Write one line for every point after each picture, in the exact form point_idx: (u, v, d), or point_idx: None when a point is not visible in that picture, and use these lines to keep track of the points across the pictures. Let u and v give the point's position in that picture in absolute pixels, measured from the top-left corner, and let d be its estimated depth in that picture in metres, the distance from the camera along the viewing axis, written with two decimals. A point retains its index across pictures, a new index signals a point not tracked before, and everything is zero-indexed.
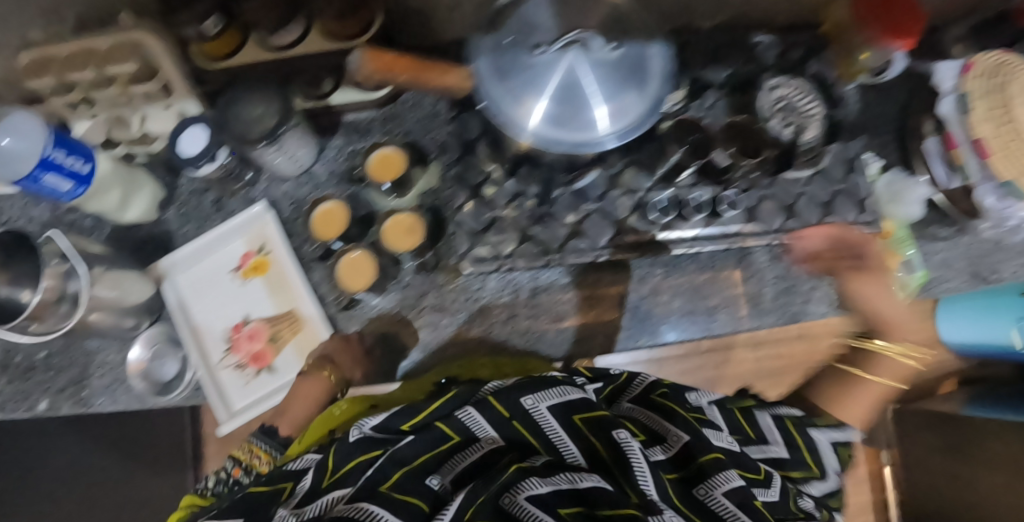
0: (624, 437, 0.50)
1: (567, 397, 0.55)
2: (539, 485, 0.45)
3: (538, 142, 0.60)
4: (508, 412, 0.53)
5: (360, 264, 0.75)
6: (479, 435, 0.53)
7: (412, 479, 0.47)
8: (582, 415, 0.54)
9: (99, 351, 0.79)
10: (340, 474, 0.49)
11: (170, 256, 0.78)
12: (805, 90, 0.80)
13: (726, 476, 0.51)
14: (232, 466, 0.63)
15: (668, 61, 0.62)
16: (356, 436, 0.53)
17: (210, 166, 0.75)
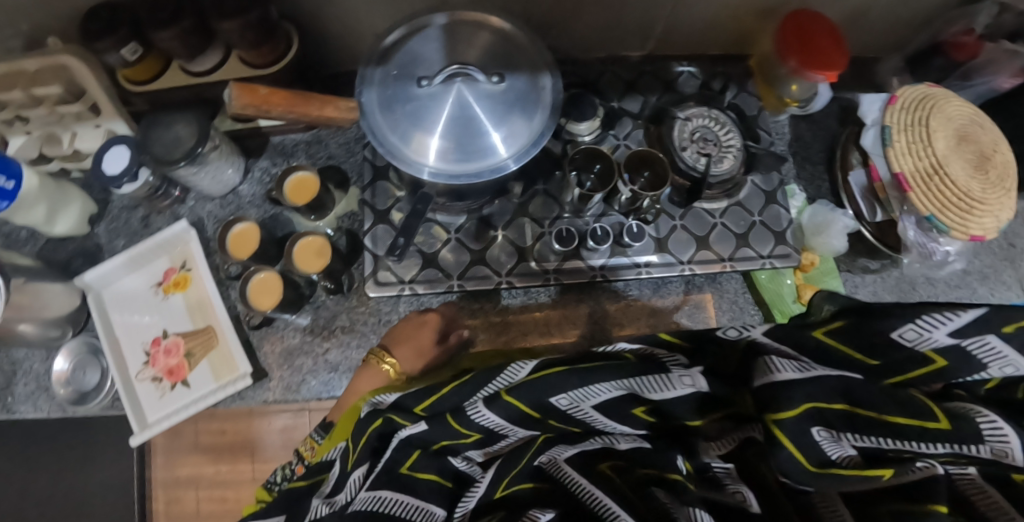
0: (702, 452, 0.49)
1: (614, 391, 0.49)
2: (567, 449, 0.52)
3: (428, 175, 0.61)
4: (537, 411, 0.50)
5: (268, 285, 0.75)
6: (495, 428, 0.52)
7: (432, 458, 0.53)
8: (641, 406, 0.50)
9: (26, 360, 0.81)
10: (362, 448, 0.55)
11: (92, 271, 0.80)
12: (723, 120, 0.80)
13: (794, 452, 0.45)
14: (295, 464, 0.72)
15: (556, 93, 0.63)
16: (371, 411, 0.57)
17: (132, 185, 0.77)
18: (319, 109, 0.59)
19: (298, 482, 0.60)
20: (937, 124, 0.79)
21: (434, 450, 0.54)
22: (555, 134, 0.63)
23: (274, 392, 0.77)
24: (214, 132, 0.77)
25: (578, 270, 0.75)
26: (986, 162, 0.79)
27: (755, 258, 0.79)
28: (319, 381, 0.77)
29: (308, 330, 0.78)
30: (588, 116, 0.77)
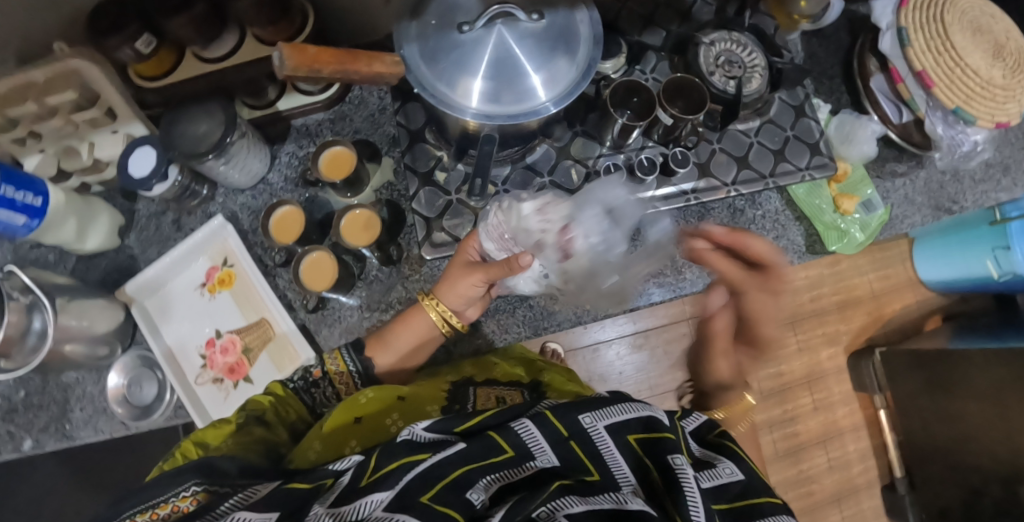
0: (682, 464, 0.49)
1: (624, 417, 0.54)
2: (574, 504, 0.45)
3: (477, 121, 0.61)
4: (566, 430, 0.52)
5: (321, 266, 0.74)
6: (533, 451, 0.51)
7: (453, 491, 0.46)
8: (638, 435, 0.53)
9: (77, 383, 0.79)
10: (381, 474, 0.47)
11: (133, 281, 0.77)
12: (744, 42, 0.80)
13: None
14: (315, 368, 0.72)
15: (595, 25, 0.62)
16: (403, 438, 0.50)
17: (162, 185, 0.75)
18: (363, 66, 0.57)
19: (298, 484, 0.47)
20: (952, 17, 0.80)
21: (454, 479, 0.47)
22: (600, 65, 0.61)
23: None
24: (239, 120, 0.76)
25: None
26: (1002, 49, 0.80)
27: (795, 172, 0.80)
28: None
29: (366, 307, 0.77)
30: (613, 55, 0.78)
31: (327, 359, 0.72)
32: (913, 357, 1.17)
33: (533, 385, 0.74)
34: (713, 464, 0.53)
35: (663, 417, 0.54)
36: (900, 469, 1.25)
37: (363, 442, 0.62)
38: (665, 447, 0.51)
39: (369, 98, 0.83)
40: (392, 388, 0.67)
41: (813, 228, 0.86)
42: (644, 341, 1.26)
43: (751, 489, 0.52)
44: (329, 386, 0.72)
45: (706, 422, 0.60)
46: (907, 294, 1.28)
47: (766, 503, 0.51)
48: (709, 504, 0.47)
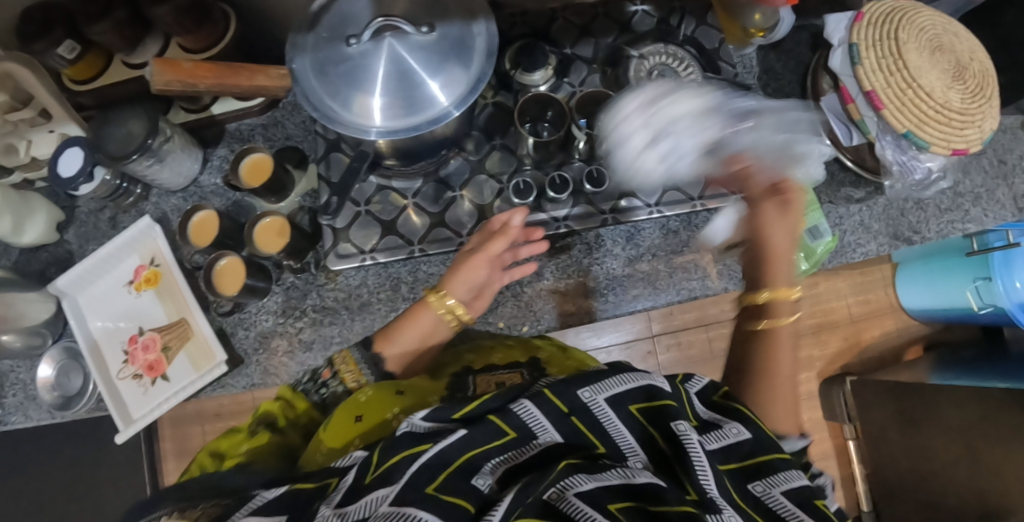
0: (687, 430, 0.47)
1: (624, 386, 0.52)
2: (586, 482, 0.43)
3: (375, 136, 0.60)
4: (566, 407, 0.51)
5: (233, 271, 0.75)
6: (536, 431, 0.50)
7: (459, 479, 0.44)
8: (639, 404, 0.51)
9: (12, 370, 0.82)
10: (385, 468, 0.45)
11: (64, 276, 0.80)
12: (681, 56, 0.78)
13: (787, 476, 0.48)
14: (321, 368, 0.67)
15: (490, 37, 0.62)
16: (403, 430, 0.49)
17: (90, 185, 0.77)
18: (244, 79, 0.62)
19: (303, 485, 0.47)
20: (908, 35, 0.75)
21: (459, 466, 0.46)
22: (491, 78, 0.61)
23: (251, 376, 0.77)
24: (165, 124, 0.77)
25: (541, 222, 0.75)
26: (964, 71, 0.74)
27: (727, 195, 0.77)
28: (296, 362, 0.77)
29: (281, 313, 0.78)
30: (541, 64, 0.74)
31: (337, 360, 0.68)
32: (885, 387, 1.10)
33: (533, 365, 0.70)
34: (719, 425, 0.50)
35: (664, 384, 0.52)
36: (867, 503, 1.21)
37: (366, 439, 0.58)
38: (668, 414, 0.50)
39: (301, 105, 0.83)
40: (390, 384, 0.64)
41: None
42: (606, 356, 1.23)
43: (760, 445, 0.49)
44: (339, 385, 0.66)
45: (709, 383, 0.55)
46: (888, 320, 1.20)
47: (776, 459, 0.49)
48: (715, 468, 0.46)
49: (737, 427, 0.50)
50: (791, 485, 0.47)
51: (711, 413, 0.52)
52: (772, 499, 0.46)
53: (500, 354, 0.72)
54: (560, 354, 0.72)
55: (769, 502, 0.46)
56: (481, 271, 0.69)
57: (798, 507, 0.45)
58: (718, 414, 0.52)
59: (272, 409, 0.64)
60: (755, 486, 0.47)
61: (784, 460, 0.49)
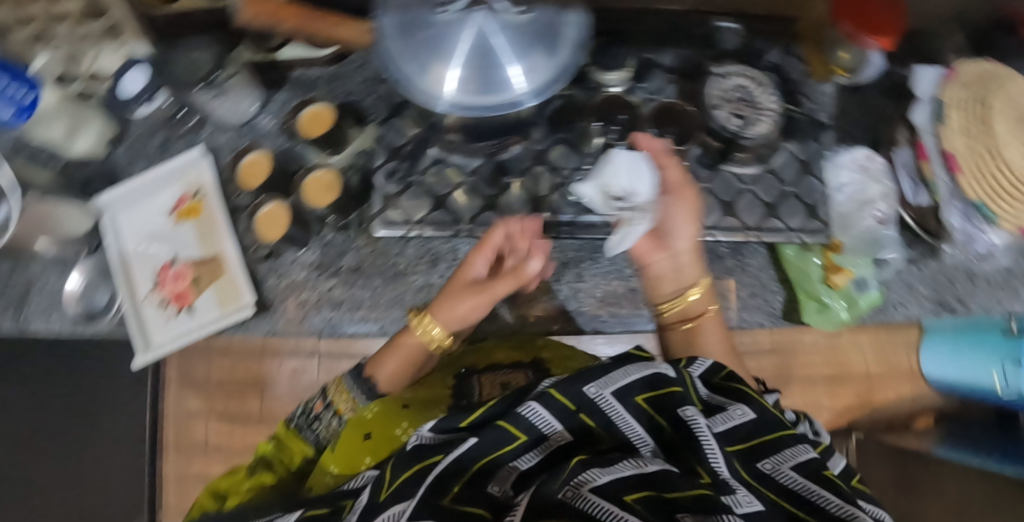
0: (694, 414, 0.50)
1: (630, 379, 0.53)
2: (600, 476, 0.43)
3: (444, 107, 0.60)
4: (573, 404, 0.52)
5: (273, 219, 0.75)
6: (548, 433, 0.51)
7: (473, 487, 0.46)
8: (645, 396, 0.53)
9: (41, 276, 0.82)
10: (396, 485, 0.47)
11: (110, 192, 0.81)
12: (764, 82, 0.76)
13: (794, 453, 0.51)
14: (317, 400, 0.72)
15: (581, 29, 0.61)
16: (412, 443, 0.51)
17: (150, 107, 0.76)
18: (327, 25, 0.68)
19: (315, 511, 0.49)
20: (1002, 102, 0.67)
21: (472, 473, 0.48)
22: (578, 71, 0.61)
23: (275, 324, 0.77)
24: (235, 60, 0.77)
25: (594, 225, 0.75)
26: None
27: (782, 231, 0.75)
28: (321, 317, 0.77)
29: (319, 268, 0.77)
30: (619, 66, 0.74)
31: (331, 392, 0.71)
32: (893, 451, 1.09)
33: (536, 365, 0.74)
34: (725, 408, 0.55)
35: (668, 371, 0.55)
36: None
37: (377, 455, 0.60)
38: (674, 401, 0.52)
39: (369, 63, 0.82)
40: (395, 399, 0.69)
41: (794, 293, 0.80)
42: None
43: (763, 425, 0.54)
44: (332, 417, 0.70)
45: (712, 365, 0.62)
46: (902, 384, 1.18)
47: (781, 437, 0.53)
48: (723, 449, 0.49)
49: (736, 409, 0.54)
50: (796, 460, 0.50)
51: (711, 395, 0.58)
52: (781, 473, 0.49)
53: (501, 354, 0.77)
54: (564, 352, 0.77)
55: (777, 475, 0.49)
56: (484, 307, 0.71)
57: (807, 477, 0.48)
58: (723, 397, 0.58)
59: (264, 453, 0.71)
60: (764, 463, 0.50)
61: (779, 437, 0.53)
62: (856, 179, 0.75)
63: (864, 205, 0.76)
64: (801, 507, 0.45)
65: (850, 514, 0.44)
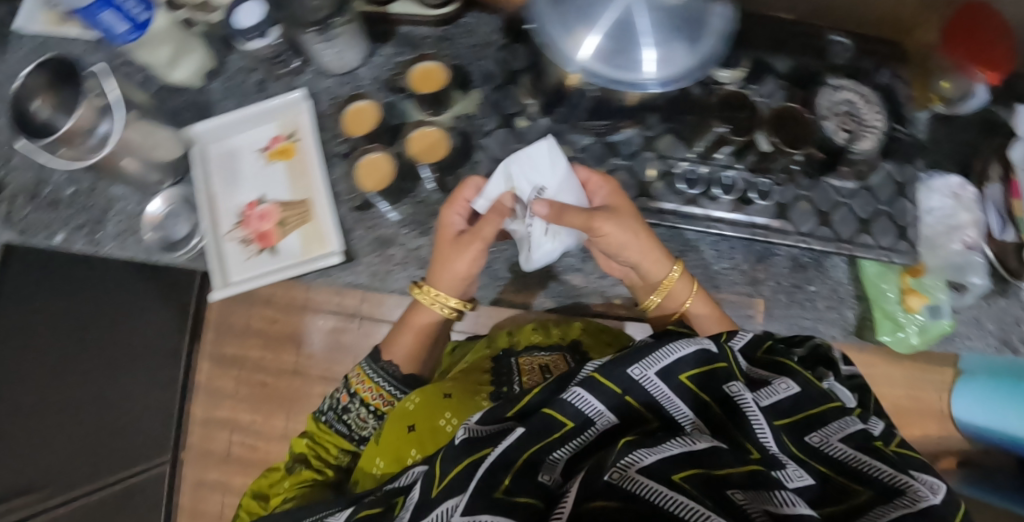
0: (740, 390, 0.48)
1: (672, 356, 0.51)
2: (647, 456, 0.42)
3: (578, 71, 0.61)
4: (619, 388, 0.50)
5: (375, 165, 0.76)
6: (594, 417, 0.49)
7: (525, 478, 0.44)
8: (689, 373, 0.50)
9: (121, 199, 0.82)
10: (449, 479, 0.45)
11: (204, 123, 0.80)
12: (872, 100, 0.77)
13: (845, 422, 0.48)
14: (342, 391, 0.74)
15: (727, 21, 0.62)
16: (460, 437, 0.49)
17: (259, 43, 0.75)
18: None
19: (370, 511, 0.49)
20: None
21: (523, 462, 0.45)
22: (719, 62, 0.62)
23: (357, 277, 0.76)
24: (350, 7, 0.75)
25: (693, 217, 0.72)
26: None
27: (873, 248, 0.75)
28: (406, 274, 0.75)
29: (405, 226, 0.76)
30: (733, 65, 0.76)
31: (354, 380, 0.75)
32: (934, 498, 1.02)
33: (573, 348, 0.81)
34: (768, 381, 0.52)
35: (710, 345, 0.52)
36: None
37: (424, 449, 0.64)
38: (718, 378, 0.50)
39: (479, 28, 0.81)
40: (435, 389, 0.71)
41: (872, 313, 0.80)
42: None
43: (808, 399, 0.50)
44: (361, 406, 0.73)
45: (751, 339, 0.57)
46: (931, 425, 1.16)
47: (830, 409, 0.49)
48: (771, 423, 0.47)
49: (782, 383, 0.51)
50: (846, 432, 0.47)
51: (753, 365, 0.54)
52: (831, 446, 0.46)
53: (540, 336, 0.84)
54: (601, 339, 0.85)
55: (828, 449, 0.46)
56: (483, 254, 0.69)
57: (858, 450, 0.45)
58: (766, 372, 0.54)
59: (304, 450, 0.74)
60: (812, 437, 0.47)
61: (825, 411, 0.49)
62: (947, 204, 0.77)
63: (951, 230, 0.78)
64: (851, 478, 0.43)
65: (903, 484, 0.41)
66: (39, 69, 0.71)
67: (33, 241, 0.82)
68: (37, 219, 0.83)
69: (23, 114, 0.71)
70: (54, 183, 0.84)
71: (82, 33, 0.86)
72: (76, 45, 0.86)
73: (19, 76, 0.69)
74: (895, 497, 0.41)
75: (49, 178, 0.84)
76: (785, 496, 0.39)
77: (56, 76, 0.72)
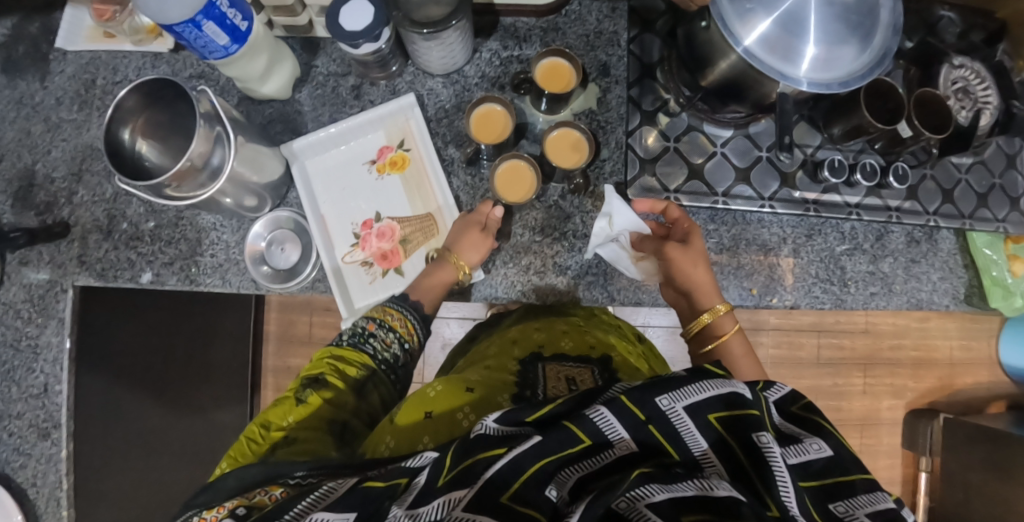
0: (770, 442, 0.42)
1: (704, 391, 0.45)
2: (657, 493, 0.39)
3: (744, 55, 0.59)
4: (642, 413, 0.44)
5: (518, 175, 0.71)
6: (613, 441, 0.44)
7: (533, 487, 0.41)
8: (719, 413, 0.44)
9: (214, 229, 0.74)
10: (460, 470, 0.43)
11: (302, 138, 0.73)
12: (984, 75, 0.78)
13: (875, 497, 0.41)
14: (367, 321, 0.64)
15: (896, 14, 0.61)
16: (477, 431, 0.45)
17: (370, 46, 0.68)
18: None
19: (375, 481, 0.44)
20: None
21: (533, 472, 0.42)
22: (892, 56, 0.61)
23: (494, 290, 0.73)
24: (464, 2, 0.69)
25: (835, 205, 0.74)
26: None
27: (991, 221, 0.77)
28: (546, 283, 0.72)
29: (536, 230, 0.73)
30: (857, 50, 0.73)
31: (382, 311, 0.65)
32: (974, 431, 1.13)
33: (604, 364, 0.69)
34: (798, 438, 0.45)
35: (745, 389, 0.45)
36: None
37: (436, 438, 0.55)
38: (750, 424, 0.43)
39: (588, 16, 0.76)
40: (460, 381, 0.62)
41: (979, 280, 0.80)
42: None
43: (838, 464, 0.43)
44: (388, 332, 0.64)
45: (789, 392, 0.48)
46: (981, 371, 1.24)
47: (860, 480, 0.42)
48: (796, 482, 0.41)
49: (814, 444, 0.44)
50: (876, 509, 0.40)
51: (785, 417, 0.47)
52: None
53: (570, 341, 0.73)
54: (631, 361, 0.72)
55: None
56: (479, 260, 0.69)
57: None
58: (796, 427, 0.46)
59: (320, 370, 0.61)
60: (836, 506, 0.41)
61: (860, 482, 0.42)
62: None
63: None
64: None
65: None
66: (133, 92, 0.60)
67: (115, 283, 0.73)
68: (115, 258, 0.74)
69: (119, 149, 0.62)
70: (129, 217, 0.74)
71: (137, 47, 0.76)
72: (129, 60, 0.76)
73: (113, 102, 0.60)
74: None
75: (122, 212, 0.74)
76: None
77: (148, 97, 0.62)
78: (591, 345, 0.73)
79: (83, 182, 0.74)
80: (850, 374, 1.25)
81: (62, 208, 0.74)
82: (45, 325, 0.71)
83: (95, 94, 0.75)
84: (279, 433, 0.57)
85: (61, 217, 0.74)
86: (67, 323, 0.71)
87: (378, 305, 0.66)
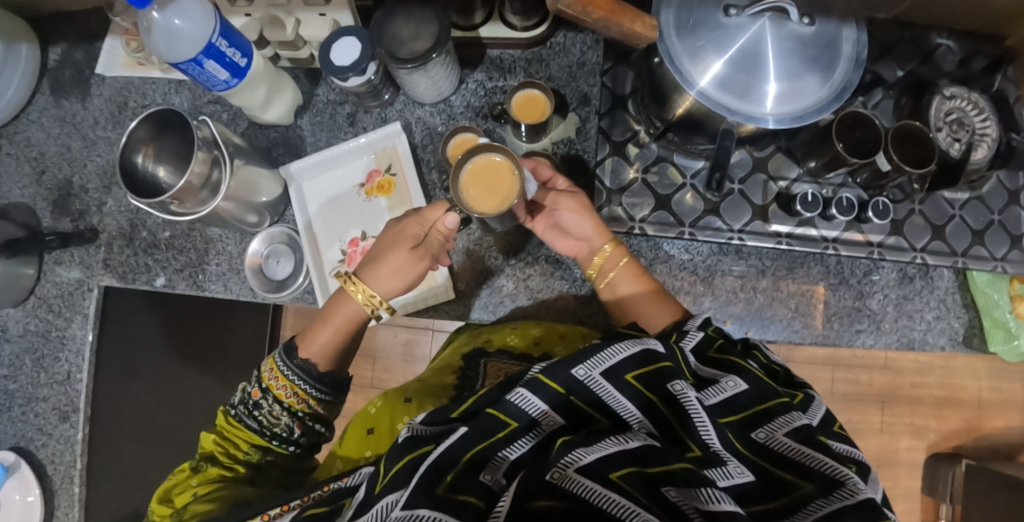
0: (683, 388, 0.45)
1: (619, 356, 0.47)
2: (587, 454, 0.41)
3: (695, 90, 0.60)
4: (562, 387, 0.46)
5: (493, 175, 0.64)
6: (539, 418, 0.46)
7: (468, 475, 0.43)
8: (636, 373, 0.46)
9: (219, 240, 0.81)
10: (392, 475, 0.44)
11: (299, 161, 0.79)
12: (981, 105, 0.74)
13: (789, 417, 0.46)
14: (253, 387, 0.67)
15: (860, 46, 0.60)
16: (403, 435, 0.47)
17: (357, 80, 0.74)
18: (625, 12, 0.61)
19: (315, 510, 0.48)
20: None
21: (468, 460, 0.44)
22: (854, 90, 0.60)
23: (469, 309, 0.76)
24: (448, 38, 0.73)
25: (812, 239, 0.73)
26: None
27: (988, 260, 0.74)
28: (516, 305, 0.75)
29: (509, 255, 0.76)
30: None
31: (267, 375, 0.67)
32: (995, 479, 1.05)
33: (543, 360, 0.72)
34: (715, 379, 0.48)
35: (658, 345, 0.48)
36: None
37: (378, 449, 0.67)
38: (666, 376, 0.46)
39: (571, 47, 0.79)
40: (401, 392, 0.72)
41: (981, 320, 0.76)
42: None
43: (757, 395, 0.47)
44: (274, 403, 0.66)
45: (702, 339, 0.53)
46: (1013, 414, 1.16)
47: (776, 404, 0.47)
48: (715, 420, 0.44)
49: (727, 379, 0.48)
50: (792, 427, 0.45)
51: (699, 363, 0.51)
52: (777, 442, 0.44)
53: (517, 336, 0.75)
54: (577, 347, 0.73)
55: (774, 446, 0.44)
56: (426, 272, 0.70)
57: (801, 442, 0.44)
58: (714, 370, 0.50)
59: (212, 447, 0.66)
60: (758, 433, 0.45)
61: (773, 405, 0.47)
62: None
63: None
64: (794, 472, 0.42)
65: (843, 475, 0.41)
66: (144, 122, 0.69)
67: (133, 285, 0.82)
68: (134, 263, 0.82)
69: (133, 171, 0.71)
70: (148, 226, 0.82)
71: (164, 75, 0.85)
72: (157, 86, 0.85)
73: (127, 131, 0.69)
74: (832, 490, 0.40)
75: (143, 221, 0.83)
76: (713, 493, 0.38)
77: (158, 126, 0.71)
78: (537, 338, 0.75)
79: (112, 193, 0.84)
80: (866, 411, 1.19)
81: (93, 215, 0.83)
82: (71, 318, 0.81)
83: (127, 116, 0.85)
84: (187, 495, 0.62)
85: (91, 224, 0.83)
86: (90, 317, 0.81)
87: (268, 365, 0.68)
